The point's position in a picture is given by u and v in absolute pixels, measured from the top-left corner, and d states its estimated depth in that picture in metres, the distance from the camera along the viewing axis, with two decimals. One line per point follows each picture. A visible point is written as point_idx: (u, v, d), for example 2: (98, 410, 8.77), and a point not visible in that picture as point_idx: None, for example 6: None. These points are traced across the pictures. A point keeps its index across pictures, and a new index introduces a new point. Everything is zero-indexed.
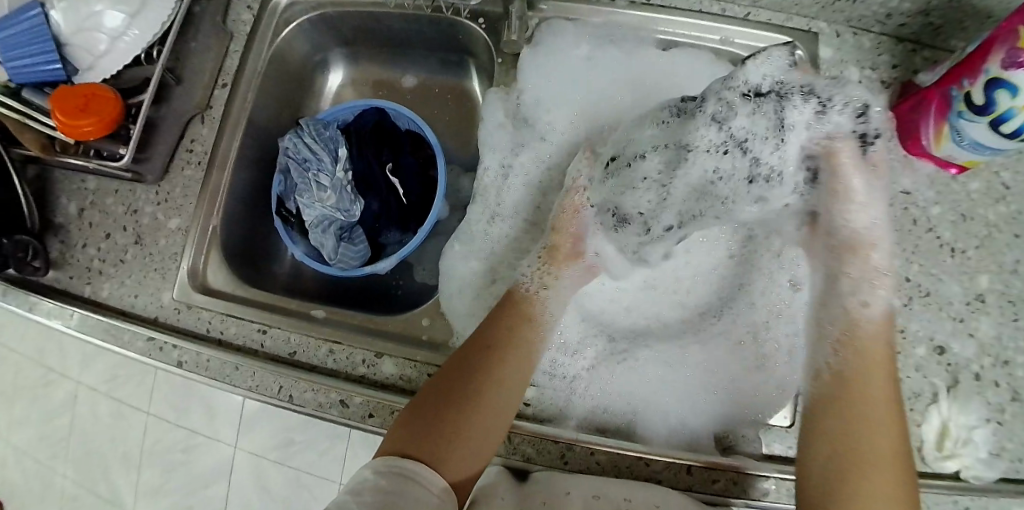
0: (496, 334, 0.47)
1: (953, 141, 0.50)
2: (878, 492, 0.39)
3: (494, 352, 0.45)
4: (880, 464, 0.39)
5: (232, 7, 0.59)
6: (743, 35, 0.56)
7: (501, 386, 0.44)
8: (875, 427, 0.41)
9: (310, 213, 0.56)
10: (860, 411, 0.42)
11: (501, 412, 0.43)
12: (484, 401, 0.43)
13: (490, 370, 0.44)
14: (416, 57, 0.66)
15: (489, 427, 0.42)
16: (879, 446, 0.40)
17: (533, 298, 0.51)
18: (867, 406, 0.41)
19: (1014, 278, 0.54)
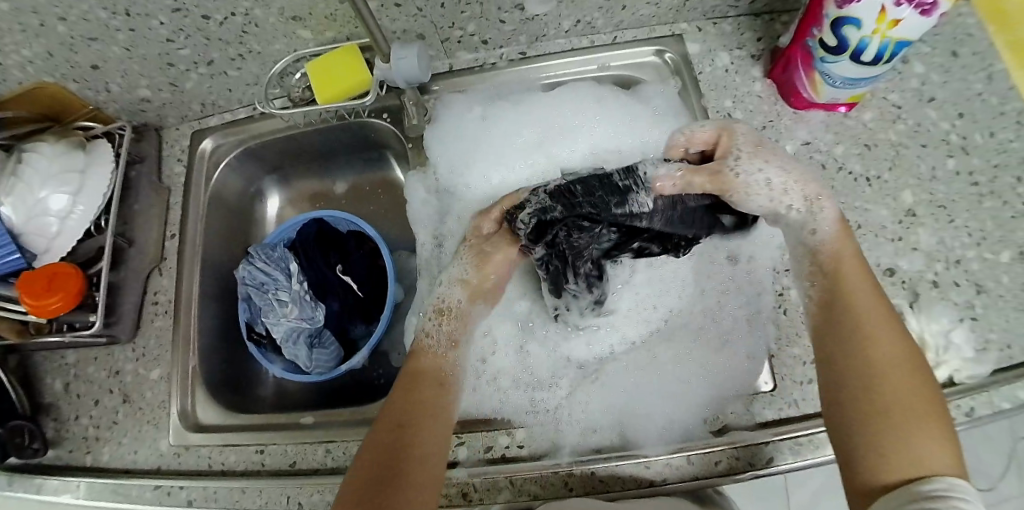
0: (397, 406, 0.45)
1: (828, 85, 0.54)
2: (917, 414, 0.38)
3: (406, 426, 0.44)
4: (909, 386, 0.39)
5: (164, 164, 0.65)
6: (617, 58, 0.62)
7: (425, 454, 0.43)
8: (893, 347, 0.41)
9: (277, 330, 0.60)
10: (871, 326, 0.42)
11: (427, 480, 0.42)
12: (413, 469, 0.41)
13: (407, 440, 0.43)
14: (339, 162, 0.71)
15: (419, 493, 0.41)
16: (900, 366, 0.40)
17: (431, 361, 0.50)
18: (888, 335, 0.41)
19: (936, 185, 0.57)
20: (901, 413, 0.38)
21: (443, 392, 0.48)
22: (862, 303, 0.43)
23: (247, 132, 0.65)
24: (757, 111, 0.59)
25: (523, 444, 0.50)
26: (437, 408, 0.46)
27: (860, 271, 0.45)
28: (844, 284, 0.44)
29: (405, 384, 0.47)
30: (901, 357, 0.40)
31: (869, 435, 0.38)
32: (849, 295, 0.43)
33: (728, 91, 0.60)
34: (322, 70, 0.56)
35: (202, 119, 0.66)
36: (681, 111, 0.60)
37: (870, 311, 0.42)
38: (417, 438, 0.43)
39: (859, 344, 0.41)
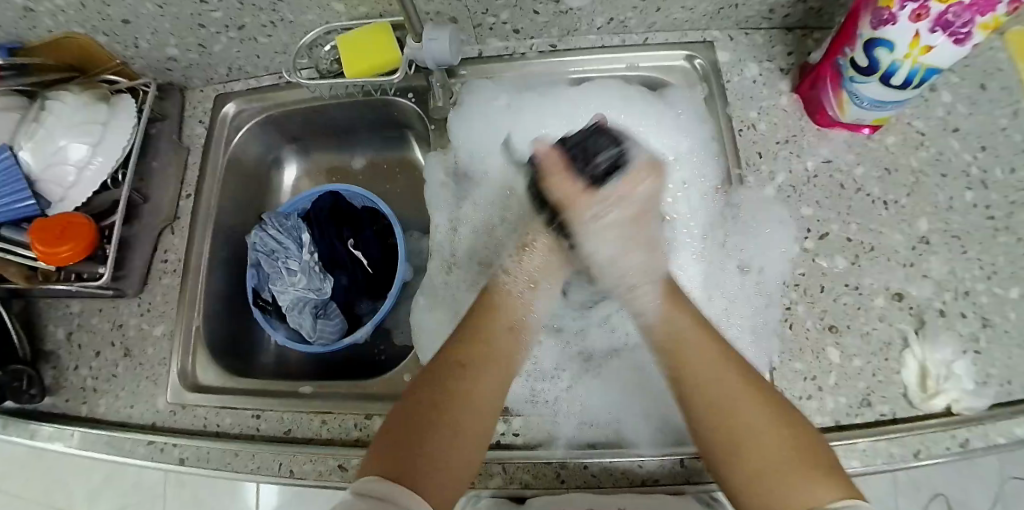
0: (463, 344, 0.47)
1: (855, 105, 0.54)
2: (788, 453, 0.39)
3: (464, 370, 0.45)
4: (768, 428, 0.40)
5: (185, 124, 0.65)
6: (646, 59, 0.62)
7: (479, 411, 0.44)
8: (722, 379, 0.43)
9: (284, 298, 0.60)
10: (712, 384, 0.43)
11: (477, 437, 0.43)
12: (455, 428, 0.42)
13: (458, 381, 0.44)
14: (360, 138, 0.70)
15: (461, 447, 0.42)
16: (765, 420, 0.41)
17: (516, 303, 0.52)
18: (712, 372, 0.44)
19: (952, 215, 0.57)
20: (760, 462, 0.40)
21: (516, 339, 0.50)
22: (689, 338, 0.46)
23: (271, 100, 0.65)
24: (781, 125, 0.59)
25: (518, 432, 0.50)
26: (501, 364, 0.47)
27: (703, 329, 0.47)
28: (675, 326, 0.47)
29: (475, 322, 0.49)
30: (735, 396, 0.42)
31: (775, 468, 0.39)
32: (676, 330, 0.47)
33: (753, 102, 0.60)
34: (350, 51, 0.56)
35: (227, 83, 0.66)
36: (705, 116, 0.60)
37: (706, 368, 0.44)
38: (474, 389, 0.45)
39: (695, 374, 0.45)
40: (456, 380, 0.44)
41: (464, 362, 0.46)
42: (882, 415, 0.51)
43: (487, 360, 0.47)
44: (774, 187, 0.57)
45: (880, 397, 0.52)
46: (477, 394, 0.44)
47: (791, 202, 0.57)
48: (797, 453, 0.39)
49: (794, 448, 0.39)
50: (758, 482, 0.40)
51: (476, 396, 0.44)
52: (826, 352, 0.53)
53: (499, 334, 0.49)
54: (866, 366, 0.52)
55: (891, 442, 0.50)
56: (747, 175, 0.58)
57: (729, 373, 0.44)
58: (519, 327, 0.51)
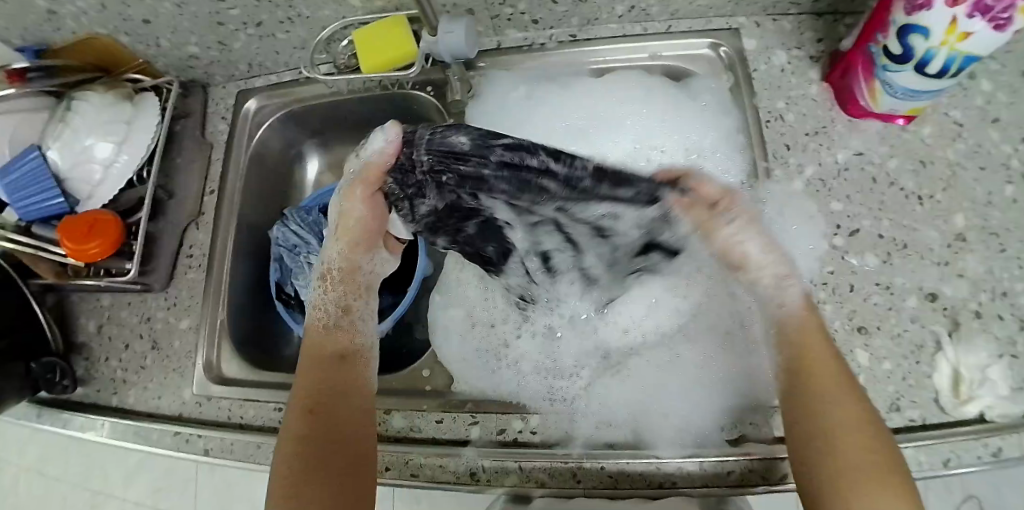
0: (306, 379, 0.47)
1: (888, 94, 0.52)
2: (865, 473, 0.38)
3: (317, 402, 0.45)
4: (856, 451, 0.39)
5: (208, 121, 0.66)
6: (670, 47, 0.60)
7: (351, 424, 0.45)
8: (843, 403, 0.40)
9: (306, 293, 0.60)
10: (828, 401, 0.41)
11: (360, 446, 0.45)
12: (340, 447, 0.44)
13: (319, 412, 0.45)
14: (379, 131, 0.70)
15: (353, 460, 0.44)
16: (853, 444, 0.39)
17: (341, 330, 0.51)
18: (833, 391, 0.41)
19: (991, 211, 0.54)
20: (847, 471, 0.38)
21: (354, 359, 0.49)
22: (817, 357, 0.43)
23: (292, 96, 0.65)
24: (810, 116, 0.57)
25: (535, 431, 0.50)
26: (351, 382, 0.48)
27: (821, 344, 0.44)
28: (804, 357, 0.43)
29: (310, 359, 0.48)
30: (847, 417, 0.40)
31: (838, 482, 0.38)
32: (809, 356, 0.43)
33: (781, 92, 0.58)
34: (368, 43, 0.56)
35: (248, 79, 0.66)
36: (731, 108, 0.58)
37: (829, 396, 0.41)
38: (337, 411, 0.45)
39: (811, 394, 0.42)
40: (317, 410, 0.45)
41: (316, 395, 0.46)
42: (911, 420, 0.50)
43: (330, 388, 0.47)
44: (803, 181, 0.55)
45: (909, 402, 0.50)
46: (343, 411, 0.45)
47: (820, 197, 0.55)
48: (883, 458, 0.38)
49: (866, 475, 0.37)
50: (829, 478, 0.39)
51: (344, 420, 0.45)
52: (855, 354, 0.51)
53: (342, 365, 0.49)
54: (895, 369, 0.51)
55: (919, 449, 0.49)
56: (774, 168, 0.56)
57: (851, 399, 0.41)
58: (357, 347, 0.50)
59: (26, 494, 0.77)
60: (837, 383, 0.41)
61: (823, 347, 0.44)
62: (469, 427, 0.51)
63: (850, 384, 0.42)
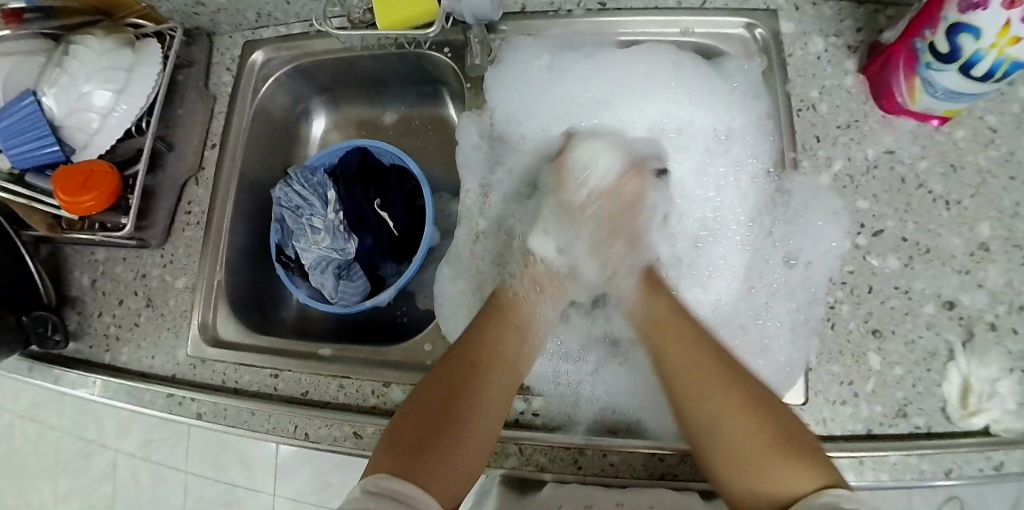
0: (478, 343, 0.47)
1: (928, 94, 0.49)
2: (758, 456, 0.39)
3: (476, 367, 0.45)
4: (738, 430, 0.41)
5: (212, 71, 0.62)
6: (703, 24, 0.57)
7: (486, 406, 0.44)
8: (708, 391, 0.43)
9: (307, 257, 0.58)
10: (699, 391, 0.43)
11: (485, 429, 0.43)
12: (472, 420, 0.42)
13: (467, 380, 0.44)
14: (391, 93, 0.67)
15: (477, 439, 0.42)
16: (722, 429, 0.41)
17: (519, 302, 0.51)
18: (697, 380, 0.43)
19: (1017, 222, 0.53)
20: (745, 455, 0.40)
21: (526, 338, 0.49)
22: (672, 354, 0.46)
23: (301, 49, 0.61)
24: (844, 107, 0.55)
25: (537, 413, 0.49)
26: (508, 363, 0.47)
27: (676, 331, 0.47)
28: (666, 358, 0.46)
29: (490, 323, 0.49)
30: (714, 408, 0.42)
31: (740, 471, 0.40)
32: (665, 350, 0.47)
33: (815, 80, 0.55)
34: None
35: (255, 30, 0.62)
36: (762, 94, 0.56)
37: (692, 388, 0.44)
38: (479, 387, 0.44)
39: (677, 390, 0.45)
40: (461, 377, 0.45)
41: (469, 360, 0.46)
42: (916, 428, 0.49)
43: (489, 362, 0.46)
44: (830, 175, 0.53)
45: (916, 409, 0.50)
46: (483, 389, 0.44)
47: (845, 194, 0.53)
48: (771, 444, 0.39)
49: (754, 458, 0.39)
50: (734, 469, 0.40)
51: (477, 396, 0.44)
52: (867, 358, 0.50)
53: (487, 340, 0.47)
54: (906, 375, 0.50)
55: (923, 458, 0.48)
56: (802, 159, 0.53)
57: (709, 382, 0.43)
58: (527, 326, 0.50)
59: (18, 441, 0.76)
60: (699, 371, 0.44)
61: (677, 361, 0.45)
62: None
63: (712, 367, 0.44)
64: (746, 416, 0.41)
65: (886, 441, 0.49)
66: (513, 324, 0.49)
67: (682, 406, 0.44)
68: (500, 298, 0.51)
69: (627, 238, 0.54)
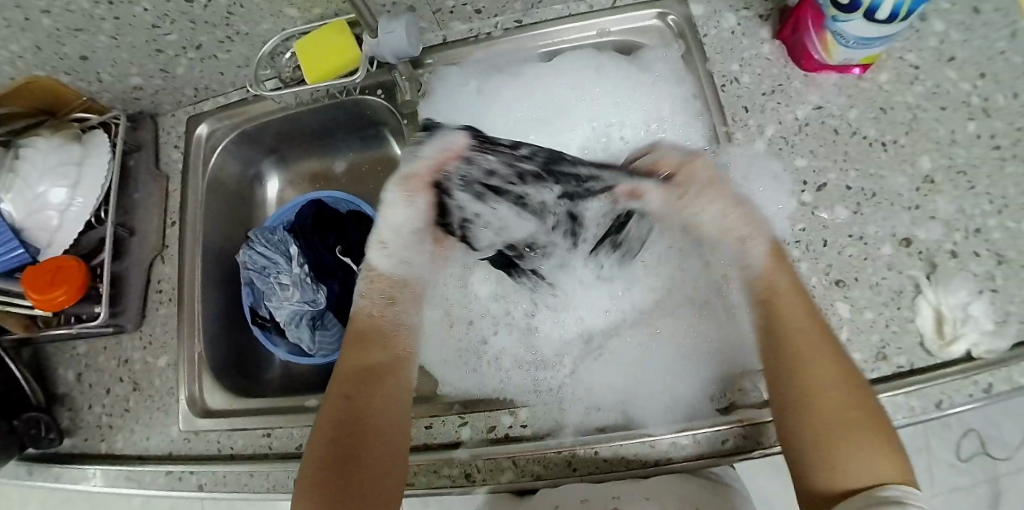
0: (361, 362, 0.46)
1: (841, 45, 0.51)
2: (857, 429, 0.37)
3: (364, 384, 0.45)
4: (841, 399, 0.38)
5: (161, 151, 0.64)
6: (618, 22, 0.58)
7: (383, 415, 0.43)
8: (825, 352, 0.40)
9: (281, 314, 0.58)
10: (815, 351, 0.40)
11: (390, 436, 0.43)
12: (372, 437, 0.42)
13: (359, 399, 0.44)
14: (337, 141, 0.68)
15: (385, 452, 0.42)
16: (829, 388, 0.39)
17: (383, 313, 0.50)
18: (817, 339, 0.41)
19: (956, 149, 0.54)
20: (839, 424, 0.37)
21: (394, 343, 0.49)
22: (787, 308, 0.43)
23: (242, 115, 0.63)
24: (765, 75, 0.55)
25: (526, 424, 0.49)
26: (393, 366, 0.47)
27: (792, 289, 0.44)
28: (777, 306, 0.43)
29: (351, 343, 0.48)
30: (834, 368, 0.39)
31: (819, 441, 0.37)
32: (777, 303, 0.44)
33: (733, 54, 0.56)
34: (325, 40, 0.54)
35: (196, 104, 0.64)
36: (685, 77, 0.57)
37: (811, 345, 0.41)
38: (371, 399, 0.44)
39: (783, 351, 0.42)
40: (353, 398, 0.44)
41: (353, 379, 0.45)
42: (898, 367, 0.50)
43: (376, 374, 0.46)
44: (764, 141, 0.54)
45: (894, 349, 0.50)
46: (373, 399, 0.44)
47: (783, 155, 0.54)
48: (867, 422, 0.37)
49: (847, 434, 0.37)
50: (814, 438, 0.38)
51: (371, 410, 0.43)
52: (836, 308, 0.51)
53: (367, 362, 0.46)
54: (877, 318, 0.51)
55: (909, 395, 0.49)
56: (735, 131, 0.54)
57: (826, 343, 0.41)
58: (398, 333, 0.50)
59: None
60: (816, 329, 0.42)
61: (797, 316, 0.42)
62: (459, 429, 0.50)
63: (831, 335, 0.42)
64: (853, 389, 0.39)
65: (870, 387, 0.49)
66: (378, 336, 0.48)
67: (787, 362, 0.41)
68: (356, 315, 0.50)
69: (444, 261, 0.56)
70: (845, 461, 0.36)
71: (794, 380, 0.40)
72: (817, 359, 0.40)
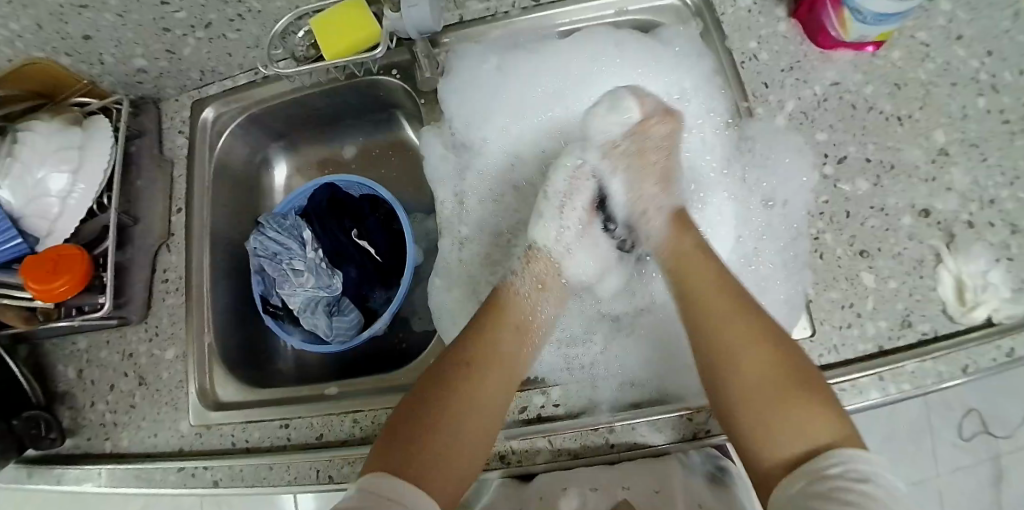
0: (473, 348, 0.46)
1: (857, 21, 0.51)
2: (799, 392, 0.38)
3: (473, 367, 0.44)
4: (755, 372, 0.40)
5: (165, 137, 0.62)
6: (636, 1, 0.58)
7: (483, 406, 0.43)
8: (740, 331, 0.42)
9: (295, 301, 0.56)
10: (726, 327, 0.42)
11: (485, 427, 0.42)
12: (465, 421, 0.42)
13: (463, 381, 0.43)
14: (346, 126, 0.67)
15: (469, 440, 0.42)
16: (746, 363, 0.41)
17: (518, 299, 0.50)
18: (728, 316, 0.43)
19: (967, 123, 0.55)
20: (753, 395, 0.40)
21: (524, 335, 0.48)
22: (701, 289, 0.45)
23: (249, 99, 0.61)
24: (783, 52, 0.55)
25: (558, 403, 0.48)
26: (505, 360, 0.46)
27: (708, 263, 0.46)
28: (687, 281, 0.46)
29: (486, 321, 0.48)
30: (747, 351, 0.41)
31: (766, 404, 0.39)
32: (693, 280, 0.46)
33: (751, 32, 0.56)
34: (347, 14, 0.53)
35: (201, 89, 0.62)
36: (705, 52, 0.56)
37: (730, 320, 0.43)
38: (475, 386, 0.43)
39: (701, 324, 0.44)
40: (452, 380, 0.44)
41: (470, 360, 0.45)
42: (924, 334, 0.50)
43: (489, 361, 0.45)
44: (785, 117, 0.54)
45: (919, 316, 0.50)
46: (476, 387, 0.43)
47: (804, 129, 0.54)
48: (800, 393, 0.38)
49: (780, 398, 0.39)
50: (753, 402, 0.40)
51: (474, 395, 0.43)
52: (861, 278, 0.51)
53: (486, 341, 0.46)
54: (901, 287, 0.51)
55: (936, 361, 0.49)
56: (756, 106, 0.54)
57: (739, 319, 0.42)
58: (526, 326, 0.48)
59: None
60: (728, 306, 0.43)
61: (698, 290, 0.45)
62: None
63: (751, 318, 0.42)
64: (767, 363, 0.40)
65: (899, 353, 0.49)
66: (512, 323, 0.47)
67: (704, 336, 0.43)
68: (498, 294, 0.50)
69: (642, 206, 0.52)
70: (775, 425, 0.38)
71: (710, 355, 0.43)
72: (731, 339, 0.42)
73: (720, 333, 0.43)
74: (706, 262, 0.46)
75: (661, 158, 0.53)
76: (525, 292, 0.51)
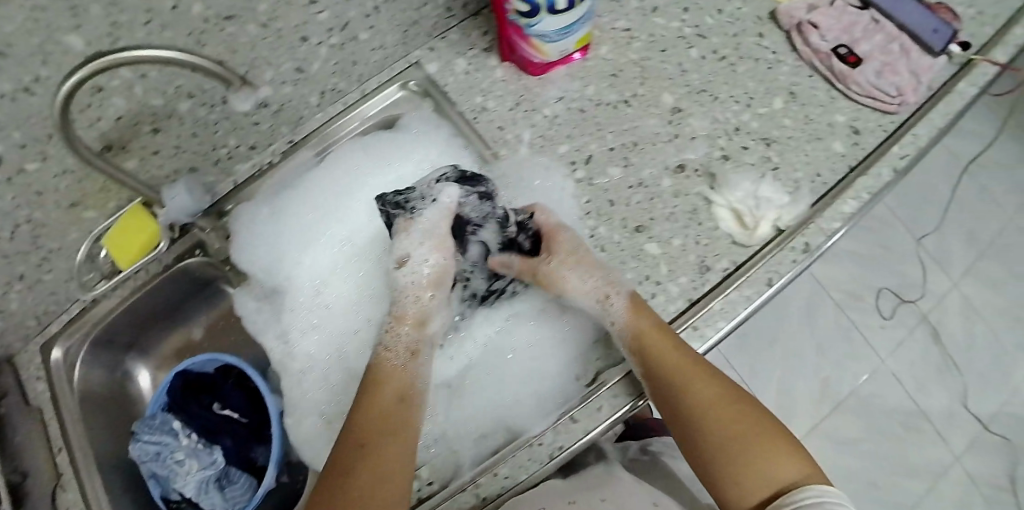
0: (363, 424, 0.45)
1: (548, 43, 0.57)
2: (766, 438, 0.43)
3: (367, 442, 0.44)
4: (728, 424, 0.44)
5: (27, 386, 0.62)
6: (372, 105, 0.65)
7: (393, 468, 0.43)
8: (702, 387, 0.46)
9: (188, 490, 0.59)
10: (692, 385, 0.46)
11: (400, 485, 0.43)
12: (379, 491, 0.41)
13: (367, 452, 0.43)
14: (188, 310, 0.71)
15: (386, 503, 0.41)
16: (718, 417, 0.44)
17: (397, 372, 0.50)
18: (692, 376, 0.46)
19: (689, 76, 0.62)
20: (732, 444, 0.43)
21: (409, 400, 0.49)
22: (659, 351, 0.47)
23: (84, 324, 0.64)
24: (507, 94, 0.61)
25: (431, 481, 0.50)
26: (402, 423, 0.46)
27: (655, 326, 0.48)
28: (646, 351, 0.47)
29: (368, 397, 0.48)
30: (712, 402, 0.45)
31: (736, 453, 0.42)
32: (650, 347, 0.47)
33: (475, 89, 0.62)
34: (127, 226, 0.60)
35: (45, 330, 0.66)
36: (439, 121, 0.63)
37: (693, 377, 0.46)
38: (382, 452, 0.44)
39: (670, 386, 0.46)
40: (355, 457, 0.43)
41: (364, 436, 0.44)
42: (726, 269, 0.54)
43: (387, 431, 0.45)
44: (527, 145, 0.60)
45: (715, 257, 0.55)
46: (385, 454, 0.43)
47: (546, 149, 0.59)
48: (767, 435, 0.43)
49: (753, 443, 0.43)
50: (725, 456, 0.43)
51: (384, 459, 0.43)
52: (646, 250, 0.56)
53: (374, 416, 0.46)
54: (686, 241, 0.56)
55: (741, 287, 0.53)
56: (498, 149, 0.60)
57: (700, 374, 0.46)
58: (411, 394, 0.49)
59: None
60: (688, 364, 0.46)
61: (671, 365, 0.46)
62: None
63: (707, 371, 0.46)
64: (733, 412, 0.45)
65: (706, 298, 0.53)
66: (393, 392, 0.48)
67: (679, 396, 0.45)
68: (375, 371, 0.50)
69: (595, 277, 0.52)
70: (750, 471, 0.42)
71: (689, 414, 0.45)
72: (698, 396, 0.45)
73: (695, 387, 0.46)
74: (660, 330, 0.47)
75: (585, 263, 0.52)
76: (401, 364, 0.51)
